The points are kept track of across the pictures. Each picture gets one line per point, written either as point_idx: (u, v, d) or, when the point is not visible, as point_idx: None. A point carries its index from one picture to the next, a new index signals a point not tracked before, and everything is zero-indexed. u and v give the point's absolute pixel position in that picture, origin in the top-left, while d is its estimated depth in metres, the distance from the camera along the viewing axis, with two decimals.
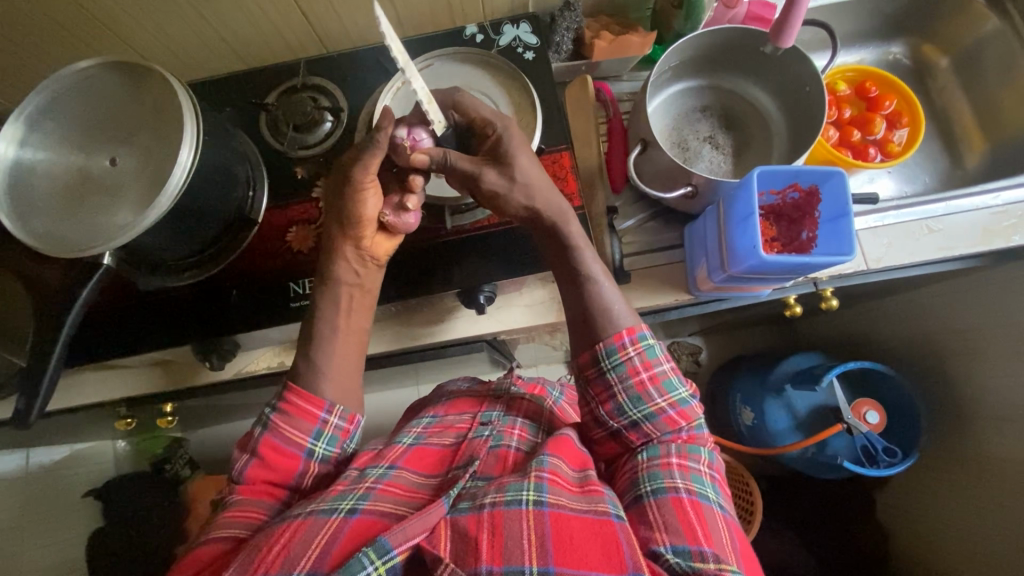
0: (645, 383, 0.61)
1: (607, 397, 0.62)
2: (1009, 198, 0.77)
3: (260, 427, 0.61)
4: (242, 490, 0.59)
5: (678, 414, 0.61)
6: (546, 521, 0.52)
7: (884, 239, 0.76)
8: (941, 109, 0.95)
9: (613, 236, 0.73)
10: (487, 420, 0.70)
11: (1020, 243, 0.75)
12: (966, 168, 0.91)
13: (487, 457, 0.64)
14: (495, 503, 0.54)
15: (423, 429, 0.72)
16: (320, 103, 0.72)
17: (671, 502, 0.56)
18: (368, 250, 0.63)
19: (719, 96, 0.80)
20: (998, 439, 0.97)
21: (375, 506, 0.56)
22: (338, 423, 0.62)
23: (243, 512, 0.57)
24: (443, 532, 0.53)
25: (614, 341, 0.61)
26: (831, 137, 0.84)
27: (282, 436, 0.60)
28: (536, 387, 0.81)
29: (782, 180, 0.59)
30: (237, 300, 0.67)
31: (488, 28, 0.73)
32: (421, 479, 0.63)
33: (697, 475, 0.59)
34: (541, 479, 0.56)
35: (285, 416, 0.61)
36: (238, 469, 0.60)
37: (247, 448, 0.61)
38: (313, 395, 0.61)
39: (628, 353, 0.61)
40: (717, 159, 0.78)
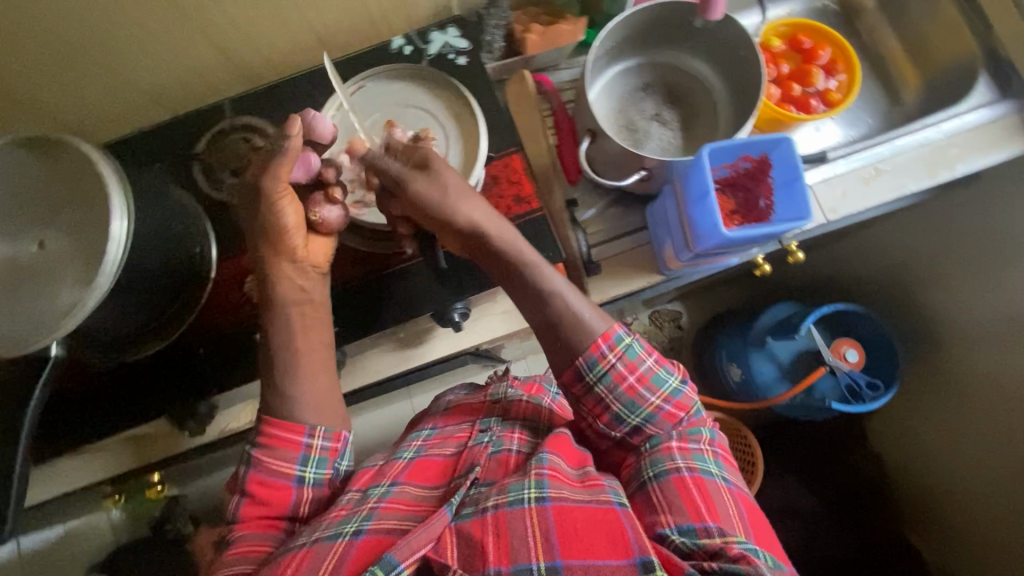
0: (635, 386, 0.60)
1: (602, 410, 0.61)
2: (949, 129, 0.79)
3: (244, 467, 0.59)
4: (239, 528, 0.57)
5: (674, 407, 0.61)
6: (549, 516, 0.53)
7: (838, 189, 0.78)
8: (873, 49, 0.96)
9: (575, 229, 0.74)
10: (484, 426, 0.68)
11: (964, 172, 0.78)
12: (904, 105, 0.94)
13: (489, 463, 0.63)
14: (497, 505, 0.54)
15: (423, 441, 0.69)
16: (253, 143, 0.69)
17: (675, 485, 0.56)
18: (305, 260, 0.62)
19: (658, 71, 0.79)
20: (980, 353, 1.01)
21: (378, 525, 0.55)
22: (324, 445, 0.60)
23: (247, 546, 0.55)
24: (449, 539, 0.54)
25: (592, 353, 0.60)
26: (772, 95, 0.84)
27: (268, 469, 0.58)
28: (534, 386, 0.78)
29: (730, 153, 0.59)
30: (205, 358, 0.64)
31: (415, 38, 0.70)
32: (423, 492, 0.62)
33: (699, 455, 0.60)
34: (541, 476, 0.56)
35: (268, 449, 0.59)
36: (233, 509, 0.58)
37: (236, 488, 0.59)
38: (293, 421, 0.59)
39: (610, 361, 0.60)
40: (666, 136, 0.77)
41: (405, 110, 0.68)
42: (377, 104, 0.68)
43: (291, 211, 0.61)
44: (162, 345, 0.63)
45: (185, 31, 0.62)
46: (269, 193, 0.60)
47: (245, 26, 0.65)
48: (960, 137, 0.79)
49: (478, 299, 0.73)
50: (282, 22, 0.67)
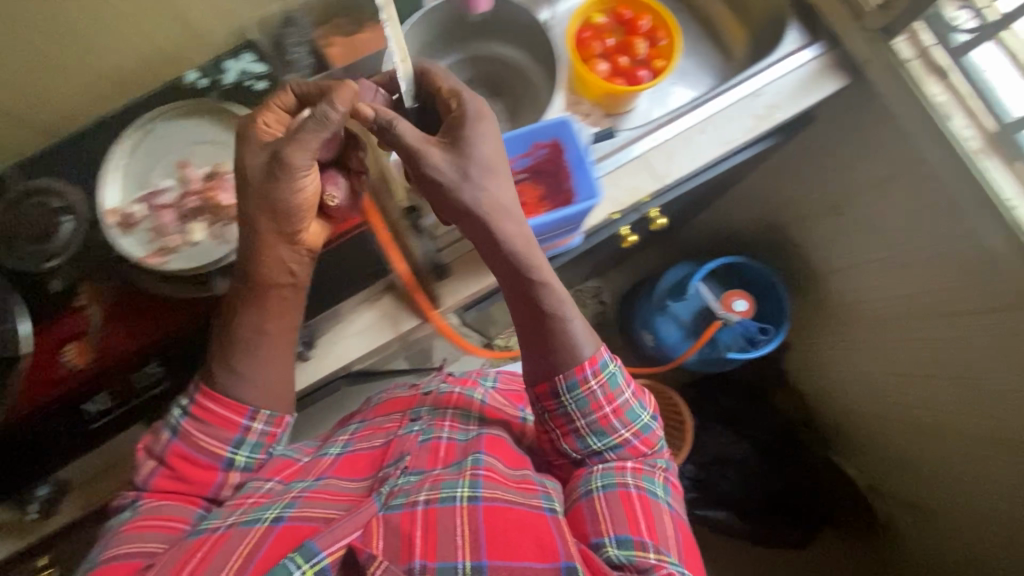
0: (609, 416, 0.61)
1: (568, 429, 0.61)
2: (766, 78, 0.81)
3: (167, 432, 0.59)
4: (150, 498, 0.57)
5: (641, 443, 0.63)
6: (478, 515, 0.53)
7: (669, 153, 0.79)
8: (699, 9, 0.99)
9: (420, 235, 0.73)
10: (416, 416, 0.68)
11: (783, 119, 0.80)
12: (735, 60, 0.97)
13: (419, 453, 0.62)
14: (428, 500, 0.54)
15: (351, 435, 0.69)
16: (50, 205, 0.65)
17: (621, 499, 0.58)
18: (302, 242, 0.60)
19: (476, 70, 0.83)
20: (854, 281, 1.06)
21: (301, 513, 0.54)
22: (264, 428, 0.61)
23: (158, 520, 0.55)
24: (376, 530, 0.52)
25: (575, 374, 0.60)
26: (601, 71, 0.86)
27: (195, 444, 0.58)
28: (468, 380, 0.76)
29: (520, 143, 0.60)
30: (47, 437, 0.61)
31: (208, 69, 0.68)
32: (349, 484, 0.60)
33: (650, 477, 0.62)
34: (476, 476, 0.56)
35: (201, 422, 0.59)
36: (144, 476, 0.58)
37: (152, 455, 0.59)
38: (234, 402, 0.59)
39: (592, 386, 0.60)
40: (494, 125, 0.79)
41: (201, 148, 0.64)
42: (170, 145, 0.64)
43: (310, 193, 0.58)
44: None
45: None
46: (288, 170, 0.54)
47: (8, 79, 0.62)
48: (776, 86, 0.81)
49: (323, 326, 0.72)
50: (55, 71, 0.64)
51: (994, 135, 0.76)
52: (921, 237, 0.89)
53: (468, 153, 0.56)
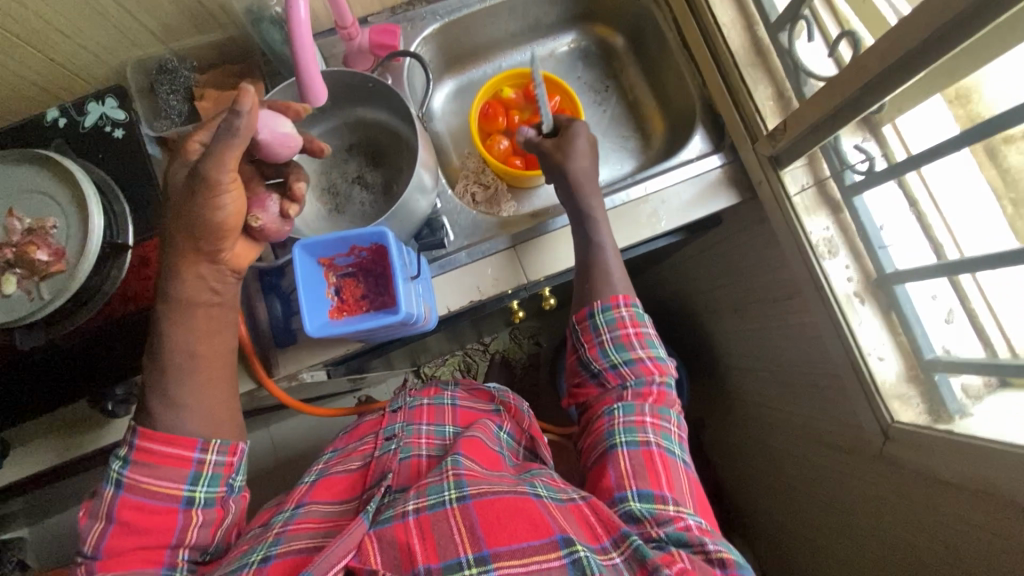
0: (631, 334, 0.68)
1: (593, 343, 0.68)
2: (654, 185, 0.80)
3: (114, 486, 0.52)
4: (101, 565, 0.49)
5: (655, 367, 0.67)
6: (472, 511, 0.52)
7: (541, 248, 0.78)
8: (629, 92, 0.96)
9: (270, 297, 0.73)
10: (392, 434, 0.72)
11: (665, 229, 0.79)
12: (654, 148, 0.94)
13: (399, 469, 0.66)
14: (418, 509, 0.52)
15: (326, 462, 0.72)
16: None
17: (643, 455, 0.60)
18: (227, 263, 0.55)
19: (362, 132, 0.77)
20: (753, 383, 1.03)
21: (288, 547, 0.54)
22: (218, 460, 0.55)
23: None
24: (371, 545, 0.50)
25: (610, 302, 0.69)
26: (502, 147, 0.86)
27: (145, 492, 0.52)
28: (430, 389, 0.82)
29: (336, 246, 0.57)
30: None
31: (71, 109, 0.67)
32: (328, 508, 0.63)
33: (666, 434, 0.63)
34: (459, 476, 0.55)
35: (144, 466, 0.52)
36: (93, 540, 0.50)
37: (97, 513, 0.52)
38: (179, 435, 0.53)
39: (620, 312, 0.69)
40: (367, 200, 0.76)
41: (24, 194, 0.60)
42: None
43: (232, 214, 0.52)
44: None
45: None
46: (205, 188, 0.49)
47: None
48: (666, 192, 0.80)
49: None
50: None
51: (870, 282, 0.73)
52: (801, 362, 0.85)
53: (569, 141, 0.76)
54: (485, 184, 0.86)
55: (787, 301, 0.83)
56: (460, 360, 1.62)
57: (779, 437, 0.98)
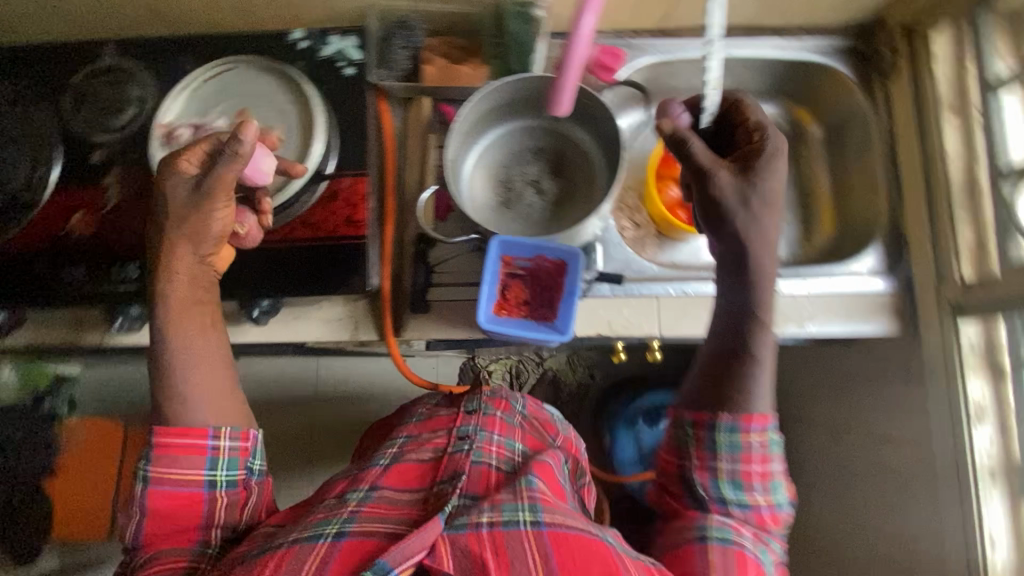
0: (752, 475, 0.55)
1: (705, 464, 0.56)
2: (816, 287, 0.77)
3: (141, 484, 0.55)
4: (145, 552, 0.54)
5: (768, 516, 0.56)
6: (545, 540, 0.52)
7: (681, 308, 0.75)
8: (807, 181, 0.92)
9: (420, 263, 0.75)
10: (464, 435, 0.67)
11: (812, 332, 0.75)
12: (812, 244, 0.91)
13: (470, 473, 0.62)
14: (491, 523, 0.53)
15: (399, 448, 0.69)
16: (125, 90, 0.69)
17: (737, 558, 0.51)
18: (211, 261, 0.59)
19: (554, 140, 0.78)
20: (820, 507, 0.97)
21: (361, 527, 0.55)
22: (231, 445, 0.57)
23: (162, 563, 0.52)
24: (444, 548, 0.51)
25: (740, 423, 0.55)
26: (671, 196, 0.84)
27: (173, 482, 0.55)
28: (501, 403, 0.74)
29: (527, 250, 0.58)
30: (26, 270, 0.65)
31: (314, 36, 0.71)
32: (402, 497, 0.61)
33: (728, 530, 0.54)
34: (534, 500, 0.56)
35: (164, 458, 0.55)
36: (132, 533, 0.55)
37: (132, 507, 0.56)
38: (191, 425, 0.56)
39: (750, 442, 0.55)
40: (537, 205, 0.77)
41: (259, 104, 0.68)
42: (238, 91, 0.68)
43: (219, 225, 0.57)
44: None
45: None
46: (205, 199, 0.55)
47: None
48: (825, 297, 0.76)
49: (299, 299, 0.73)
50: None
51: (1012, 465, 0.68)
52: (895, 511, 0.81)
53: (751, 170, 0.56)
54: (638, 223, 0.85)
55: (908, 446, 0.79)
56: (512, 362, 1.31)
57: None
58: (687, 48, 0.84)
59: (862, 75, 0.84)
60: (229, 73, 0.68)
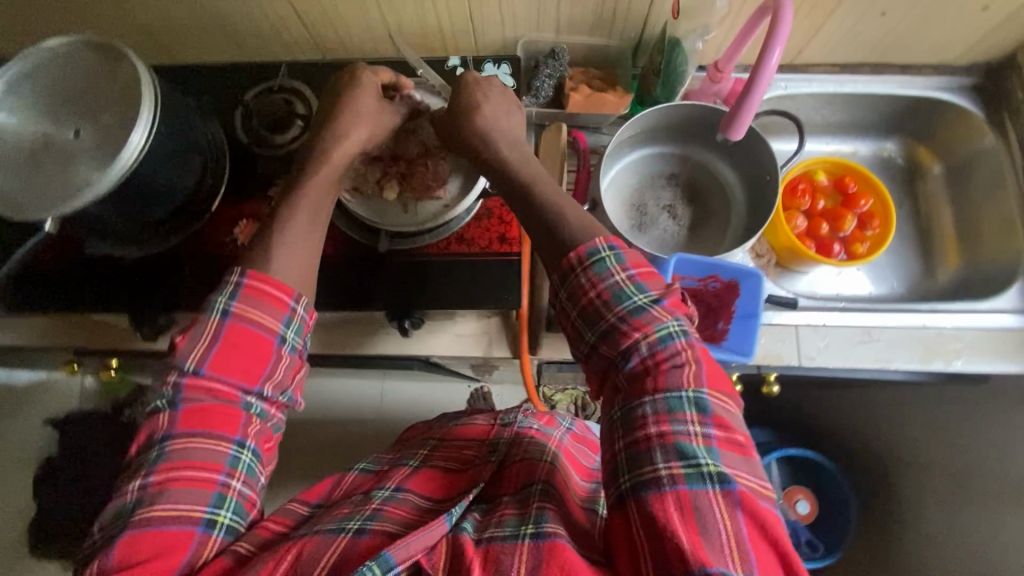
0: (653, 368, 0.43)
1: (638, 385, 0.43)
2: (960, 322, 0.75)
3: (216, 314, 0.50)
4: (190, 390, 0.48)
5: (717, 420, 0.42)
6: (541, 551, 0.45)
7: (821, 338, 0.75)
8: (924, 217, 0.93)
9: None
10: (497, 445, 0.65)
11: (959, 368, 0.73)
12: (936, 280, 0.90)
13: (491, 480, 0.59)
14: (490, 537, 0.48)
15: (427, 453, 0.66)
16: (294, 107, 0.73)
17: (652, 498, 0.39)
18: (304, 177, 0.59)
19: (689, 167, 0.79)
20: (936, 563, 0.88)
21: (380, 527, 0.50)
22: (304, 316, 0.53)
23: (201, 458, 0.47)
24: (444, 552, 0.47)
25: (562, 265, 0.48)
26: (798, 227, 0.84)
27: (252, 321, 0.50)
28: (547, 418, 0.73)
29: (702, 269, 0.59)
30: (189, 274, 0.68)
31: (470, 62, 0.75)
32: (420, 502, 0.57)
33: (683, 443, 0.40)
34: (543, 511, 0.49)
35: (251, 301, 0.51)
36: (178, 377, 0.48)
37: (183, 348, 0.49)
38: (279, 281, 0.53)
39: (575, 278, 0.46)
40: (672, 229, 0.78)
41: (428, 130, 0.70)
42: None
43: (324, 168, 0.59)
44: (160, 246, 0.68)
45: None
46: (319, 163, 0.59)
47: (326, 4, 0.73)
48: (972, 331, 0.74)
49: (436, 313, 0.73)
50: (361, 10, 0.74)
51: None
52: None
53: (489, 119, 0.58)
54: (758, 252, 0.85)
55: None
56: None
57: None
58: (811, 84, 0.87)
59: (993, 115, 0.84)
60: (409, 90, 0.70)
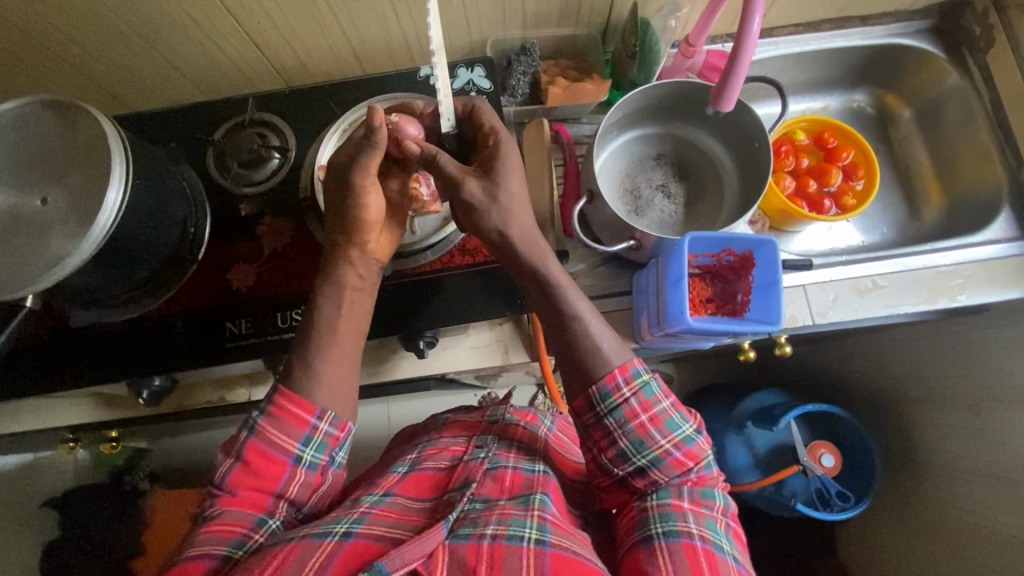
0: (646, 425, 0.56)
1: (609, 445, 0.56)
2: (957, 258, 0.77)
3: (246, 432, 0.56)
4: (228, 499, 0.53)
5: (684, 456, 0.56)
6: (546, 560, 0.48)
7: (830, 294, 0.75)
8: (902, 159, 0.96)
9: None
10: (482, 442, 0.64)
11: (965, 303, 0.75)
12: (923, 220, 0.92)
13: (483, 480, 0.58)
14: (495, 535, 0.50)
15: (418, 454, 0.65)
16: (268, 140, 0.71)
17: (685, 549, 0.50)
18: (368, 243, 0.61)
19: (675, 143, 0.80)
20: (958, 492, 0.89)
21: (369, 530, 0.50)
22: (328, 431, 0.57)
23: (224, 524, 0.51)
24: (441, 557, 0.48)
25: (607, 383, 0.56)
26: (787, 187, 0.84)
27: (272, 442, 0.55)
28: (529, 414, 0.72)
29: (716, 244, 0.62)
30: (180, 330, 0.65)
31: (442, 70, 0.73)
32: (414, 504, 0.57)
33: (711, 522, 0.54)
34: (544, 520, 0.52)
35: (274, 419, 0.55)
36: (222, 473, 0.55)
37: (232, 451, 0.56)
38: (304, 399, 0.56)
39: (623, 395, 0.56)
40: (669, 209, 0.78)
41: None
42: None
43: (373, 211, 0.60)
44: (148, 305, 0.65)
45: (227, 24, 0.67)
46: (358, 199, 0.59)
47: (286, 32, 0.70)
48: (970, 265, 0.76)
49: (448, 329, 0.71)
50: (322, 32, 0.71)
51: None
52: None
53: (501, 183, 0.58)
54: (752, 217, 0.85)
55: None
56: None
57: (987, 566, 0.80)
58: (777, 46, 0.87)
59: (954, 53, 0.86)
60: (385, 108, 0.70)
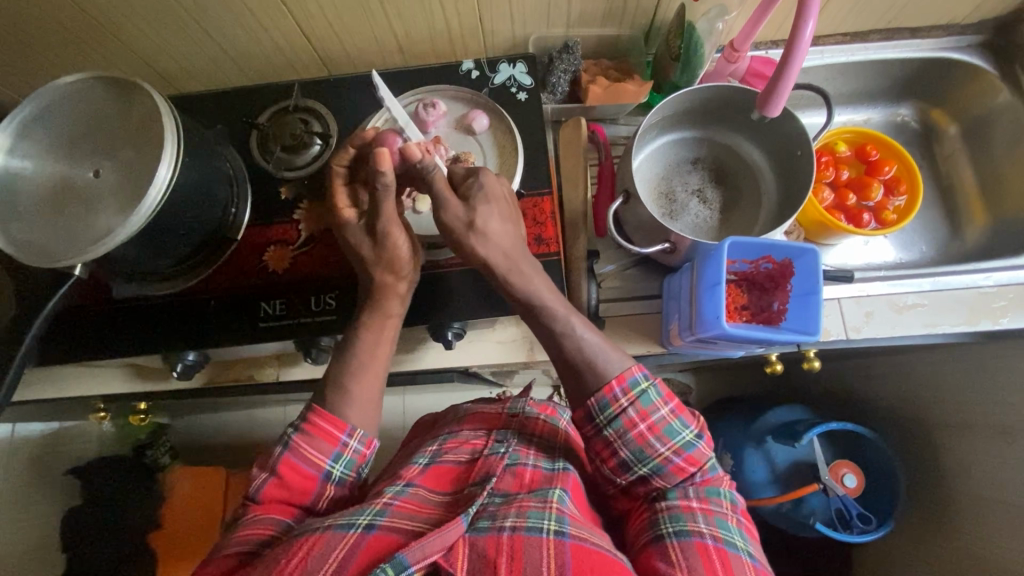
0: (646, 435, 0.55)
1: (609, 455, 0.56)
2: (1001, 280, 0.75)
3: (280, 446, 0.57)
4: (258, 509, 0.54)
5: (685, 461, 0.55)
6: (566, 551, 0.48)
7: (865, 309, 0.74)
8: (944, 176, 0.94)
9: (591, 280, 0.70)
10: (503, 437, 0.64)
11: (1008, 326, 0.73)
12: (964, 240, 0.89)
13: (503, 475, 0.58)
14: (514, 528, 0.50)
15: (438, 446, 0.66)
16: (310, 126, 0.72)
17: (697, 547, 0.49)
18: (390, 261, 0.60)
19: (712, 148, 0.80)
20: (986, 524, 0.86)
21: (391, 523, 0.50)
22: (357, 448, 0.58)
23: (255, 528, 0.52)
24: (461, 551, 0.48)
25: (604, 394, 0.56)
26: (826, 199, 0.83)
27: (304, 457, 0.56)
28: (548, 407, 0.72)
29: (755, 251, 0.62)
30: (216, 308, 0.66)
31: (484, 64, 0.73)
32: (434, 498, 0.57)
33: (722, 520, 0.53)
34: (563, 513, 0.52)
35: (307, 435, 0.57)
36: (256, 486, 0.56)
37: (265, 465, 0.57)
38: (337, 417, 0.58)
39: (622, 405, 0.55)
40: (704, 214, 0.77)
41: (457, 138, 0.70)
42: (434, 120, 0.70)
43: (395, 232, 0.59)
44: (191, 278, 0.66)
45: (278, 10, 0.68)
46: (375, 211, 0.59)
47: (334, 21, 0.71)
48: (1015, 289, 0.74)
49: (474, 323, 0.71)
50: (368, 23, 0.72)
51: None
52: None
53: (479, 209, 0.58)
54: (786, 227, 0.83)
55: None
56: None
57: None
58: (823, 55, 0.86)
59: (1007, 71, 0.84)
60: (430, 99, 0.70)
